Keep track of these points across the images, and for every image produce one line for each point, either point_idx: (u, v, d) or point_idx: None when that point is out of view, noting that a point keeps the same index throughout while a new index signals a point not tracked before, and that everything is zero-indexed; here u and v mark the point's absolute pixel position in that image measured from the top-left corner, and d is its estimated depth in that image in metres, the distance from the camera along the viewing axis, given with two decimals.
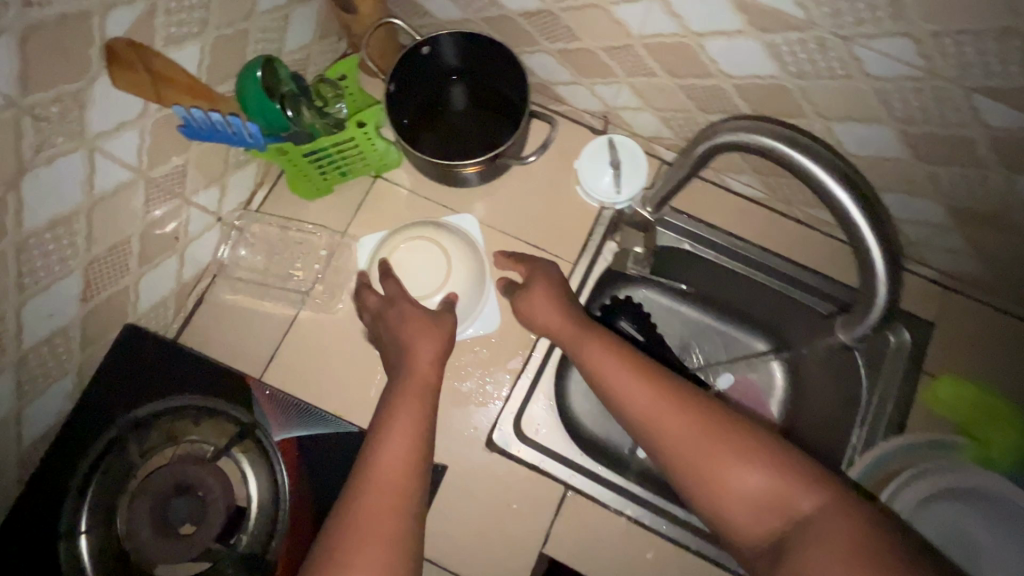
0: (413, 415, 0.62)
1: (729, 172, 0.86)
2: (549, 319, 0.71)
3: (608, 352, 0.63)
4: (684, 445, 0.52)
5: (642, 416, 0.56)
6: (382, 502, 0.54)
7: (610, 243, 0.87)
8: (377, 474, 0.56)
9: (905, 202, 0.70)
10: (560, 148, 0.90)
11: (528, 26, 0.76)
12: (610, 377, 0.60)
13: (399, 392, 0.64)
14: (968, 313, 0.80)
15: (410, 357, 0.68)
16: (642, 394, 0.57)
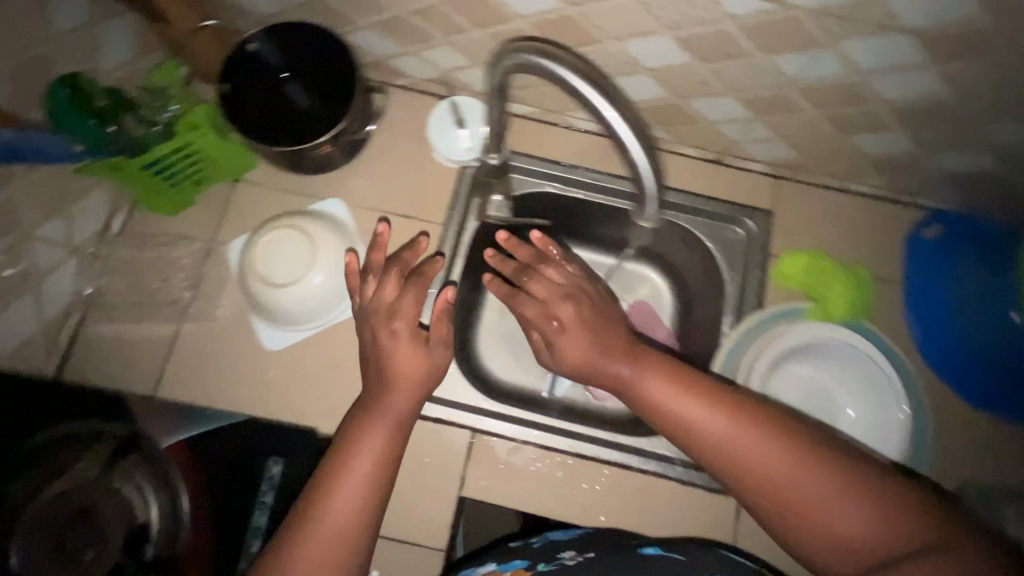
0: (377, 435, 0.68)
1: (571, 112, 0.91)
2: (579, 352, 0.71)
3: (662, 375, 0.67)
4: (784, 476, 0.59)
5: (719, 443, 0.62)
6: (344, 520, 0.64)
7: (475, 201, 0.90)
8: (340, 500, 0.64)
9: (710, 102, 0.78)
10: (410, 120, 0.94)
11: (339, 5, 0.79)
12: (676, 408, 0.65)
13: (367, 430, 0.68)
14: (799, 196, 0.92)
15: (395, 395, 0.71)
16: (717, 424, 0.62)
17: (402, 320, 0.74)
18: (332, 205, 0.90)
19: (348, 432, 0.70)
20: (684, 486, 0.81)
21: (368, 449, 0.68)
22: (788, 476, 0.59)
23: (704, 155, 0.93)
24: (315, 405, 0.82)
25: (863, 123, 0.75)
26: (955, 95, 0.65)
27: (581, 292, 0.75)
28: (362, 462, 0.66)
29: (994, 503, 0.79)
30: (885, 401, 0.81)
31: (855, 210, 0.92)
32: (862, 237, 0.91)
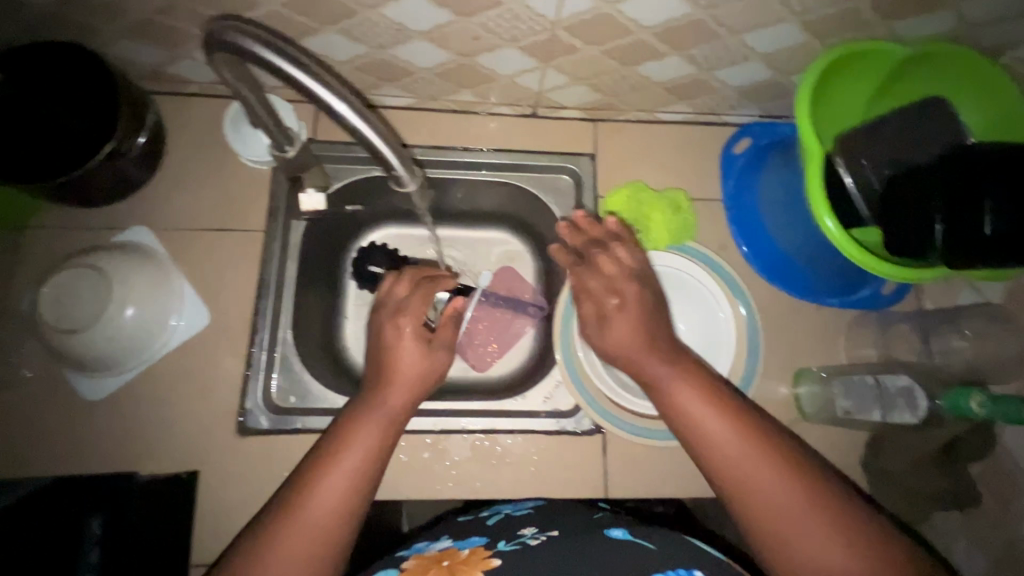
0: (362, 441, 0.65)
1: (377, 91, 0.88)
2: (625, 338, 0.72)
3: (696, 385, 0.67)
4: (785, 516, 0.58)
5: (732, 462, 0.62)
6: (311, 537, 0.59)
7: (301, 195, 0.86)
8: (309, 517, 0.60)
9: (495, 56, 0.77)
10: (208, 128, 0.88)
11: (75, 16, 0.72)
12: (700, 422, 0.65)
13: (360, 429, 0.66)
14: (618, 134, 0.94)
15: (388, 399, 0.69)
16: (730, 440, 0.62)
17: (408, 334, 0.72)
18: (134, 233, 0.83)
19: (335, 433, 0.66)
20: (551, 437, 0.83)
21: (348, 459, 0.64)
22: (787, 515, 0.58)
23: (519, 112, 0.93)
24: (155, 446, 0.77)
25: (640, 52, 0.76)
26: (701, 10, 0.68)
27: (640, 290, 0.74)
28: (349, 460, 0.64)
29: (828, 382, 0.85)
30: (713, 313, 0.86)
31: (671, 138, 0.95)
32: (680, 163, 0.95)
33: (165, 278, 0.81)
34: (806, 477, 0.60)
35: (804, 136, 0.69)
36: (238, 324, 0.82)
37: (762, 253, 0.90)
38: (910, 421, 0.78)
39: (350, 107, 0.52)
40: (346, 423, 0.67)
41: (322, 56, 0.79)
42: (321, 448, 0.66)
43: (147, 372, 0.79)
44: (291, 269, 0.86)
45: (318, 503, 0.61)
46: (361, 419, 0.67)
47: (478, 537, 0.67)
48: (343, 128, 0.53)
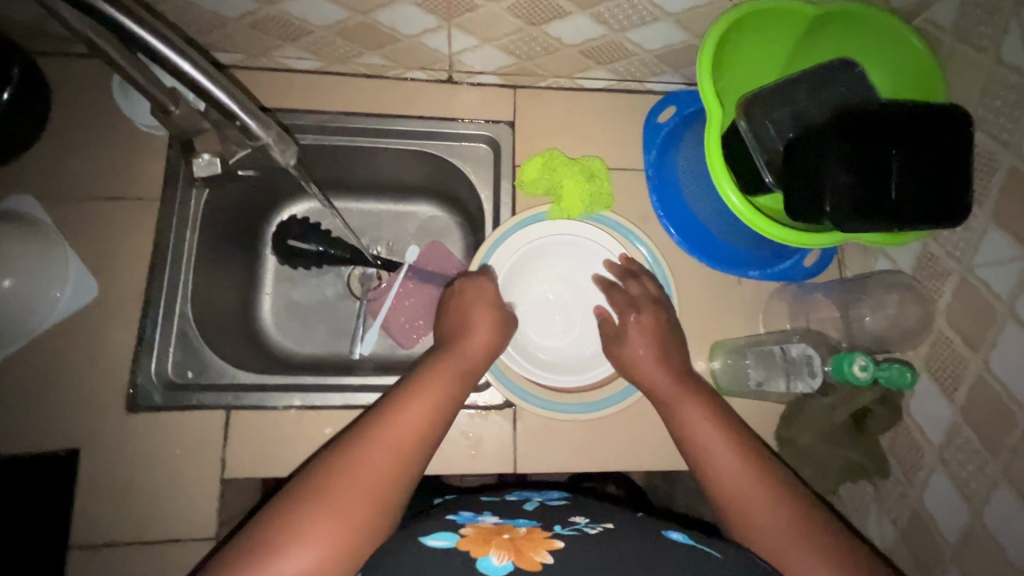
0: (441, 393, 0.66)
1: (280, 53, 0.84)
2: (637, 354, 0.74)
3: (697, 390, 0.70)
4: (768, 514, 0.59)
5: (727, 461, 0.64)
6: (392, 463, 0.58)
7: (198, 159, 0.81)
8: (393, 444, 0.59)
9: (392, 13, 0.74)
10: (99, 91, 0.83)
11: None
12: (700, 421, 0.68)
13: (440, 375, 0.67)
14: (538, 102, 0.91)
15: (466, 353, 0.71)
16: (725, 442, 0.65)
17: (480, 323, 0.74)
18: (18, 201, 0.79)
19: (411, 382, 0.67)
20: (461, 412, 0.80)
21: (427, 407, 0.64)
22: (773, 512, 0.59)
23: (435, 77, 0.89)
24: (36, 422, 0.73)
25: (544, 10, 0.73)
26: None
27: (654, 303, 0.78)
28: (428, 400, 0.64)
29: (741, 354, 0.84)
30: None
31: (593, 106, 0.92)
32: (602, 132, 0.92)
33: (50, 247, 0.77)
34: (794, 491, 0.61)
35: (703, 87, 0.67)
36: (129, 297, 0.79)
37: (679, 221, 0.88)
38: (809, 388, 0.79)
39: (201, 72, 0.54)
40: (421, 376, 0.67)
41: (211, 13, 0.74)
42: (399, 390, 0.66)
43: (28, 346, 0.75)
44: (191, 239, 0.82)
45: (401, 435, 0.60)
46: (438, 371, 0.68)
47: (529, 518, 0.61)
48: (198, 94, 0.56)
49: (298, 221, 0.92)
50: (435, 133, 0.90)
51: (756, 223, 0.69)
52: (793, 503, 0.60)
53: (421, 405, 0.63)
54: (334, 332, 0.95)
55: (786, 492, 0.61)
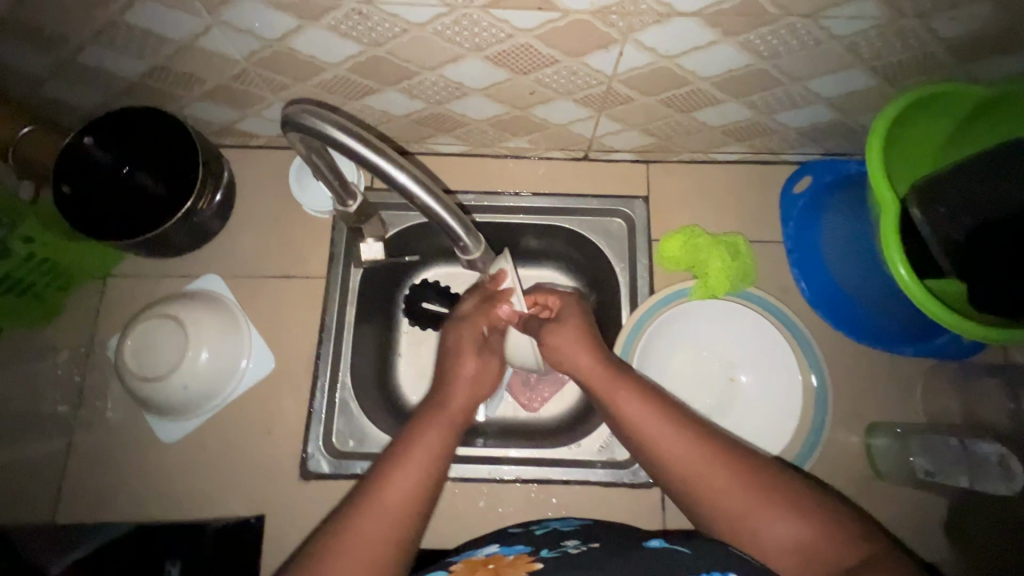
0: (432, 442, 0.65)
1: (431, 141, 0.90)
2: (580, 362, 0.70)
3: (632, 397, 0.67)
4: (741, 506, 0.59)
5: (685, 470, 0.62)
6: (388, 531, 0.59)
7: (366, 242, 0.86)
8: (384, 513, 0.59)
9: (549, 108, 0.78)
10: (274, 178, 0.92)
11: (158, 84, 0.77)
12: (653, 430, 0.64)
13: (421, 426, 0.66)
14: (671, 176, 0.93)
15: (447, 397, 0.70)
16: (676, 443, 0.63)
17: (468, 361, 0.72)
18: (206, 280, 0.88)
19: (399, 436, 0.66)
20: (606, 487, 0.82)
21: (418, 466, 0.63)
22: (748, 501, 0.59)
23: (571, 155, 0.93)
24: (225, 487, 0.81)
25: (697, 100, 0.75)
26: (764, 60, 0.66)
27: (579, 314, 0.74)
28: (419, 452, 0.63)
29: (905, 441, 0.81)
30: (774, 360, 0.83)
31: (726, 177, 0.93)
32: (738, 204, 0.92)
33: (238, 322, 0.84)
34: (762, 469, 0.61)
35: (872, 171, 0.67)
36: (301, 369, 0.85)
37: (823, 296, 0.86)
38: (1002, 492, 0.76)
39: (416, 181, 0.54)
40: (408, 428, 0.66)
41: (383, 112, 0.81)
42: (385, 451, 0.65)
43: (218, 415, 0.83)
44: (350, 313, 0.88)
45: (393, 498, 0.60)
46: (428, 418, 0.67)
47: (523, 544, 0.67)
48: (412, 204, 0.56)
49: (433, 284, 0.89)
50: (571, 209, 0.93)
51: (925, 301, 0.65)
52: (761, 484, 0.59)
53: (411, 461, 0.62)
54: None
55: (752, 476, 0.60)
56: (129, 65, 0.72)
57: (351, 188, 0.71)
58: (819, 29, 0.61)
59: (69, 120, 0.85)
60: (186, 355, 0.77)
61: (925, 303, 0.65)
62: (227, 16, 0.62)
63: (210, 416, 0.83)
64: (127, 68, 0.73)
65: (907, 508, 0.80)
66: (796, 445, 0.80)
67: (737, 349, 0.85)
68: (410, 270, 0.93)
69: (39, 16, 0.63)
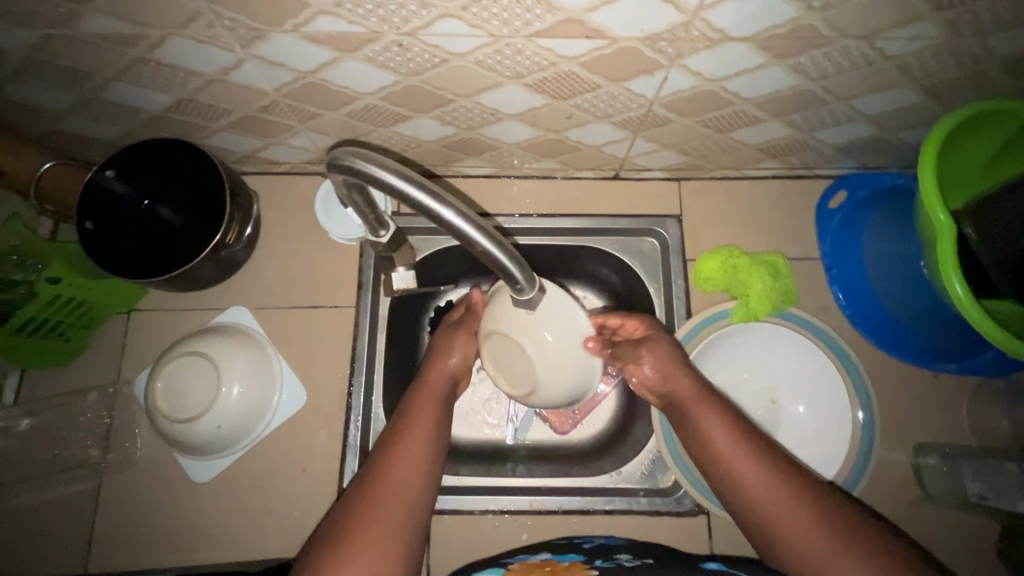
0: (427, 412, 0.68)
1: (459, 163, 0.88)
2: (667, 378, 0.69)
3: (711, 427, 0.65)
4: (811, 549, 0.57)
5: (762, 505, 0.60)
6: (401, 507, 0.61)
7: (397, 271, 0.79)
8: (391, 481, 0.62)
9: (584, 131, 0.76)
10: (299, 205, 0.90)
11: (183, 116, 0.74)
12: (731, 461, 0.63)
13: (417, 398, 0.70)
14: (703, 193, 0.91)
15: (437, 367, 0.73)
16: (754, 477, 0.61)
17: (454, 357, 0.73)
18: (233, 312, 0.86)
19: (399, 411, 0.69)
20: (652, 516, 0.81)
21: (420, 436, 0.66)
22: (821, 545, 0.56)
23: (601, 175, 0.91)
24: (261, 527, 0.79)
25: (737, 120, 0.73)
26: (811, 81, 0.65)
27: (667, 338, 0.73)
28: (420, 422, 0.67)
29: (955, 461, 0.79)
30: (817, 381, 0.82)
31: (760, 193, 0.91)
32: (772, 220, 0.90)
33: (268, 355, 0.82)
34: (847, 519, 0.58)
35: (926, 191, 0.64)
36: (333, 403, 0.83)
37: (865, 314, 0.84)
38: None
39: (468, 221, 0.48)
40: (406, 403, 0.70)
41: (413, 138, 0.79)
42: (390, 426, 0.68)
43: (249, 452, 0.81)
44: (381, 342, 0.85)
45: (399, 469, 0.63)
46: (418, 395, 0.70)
47: (577, 553, 0.68)
48: (464, 245, 0.50)
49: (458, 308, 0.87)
50: (603, 230, 0.91)
51: (984, 325, 0.61)
52: (840, 530, 0.57)
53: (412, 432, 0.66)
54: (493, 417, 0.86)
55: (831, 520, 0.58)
56: (157, 99, 0.70)
57: (385, 220, 0.64)
58: (873, 50, 0.60)
59: (92, 153, 0.83)
60: (218, 393, 0.75)
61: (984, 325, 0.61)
62: (261, 50, 0.60)
63: (243, 454, 0.81)
64: (152, 102, 0.71)
65: (962, 532, 0.78)
66: (844, 470, 0.78)
67: (778, 373, 0.83)
68: (438, 292, 0.88)
69: (70, 54, 0.61)
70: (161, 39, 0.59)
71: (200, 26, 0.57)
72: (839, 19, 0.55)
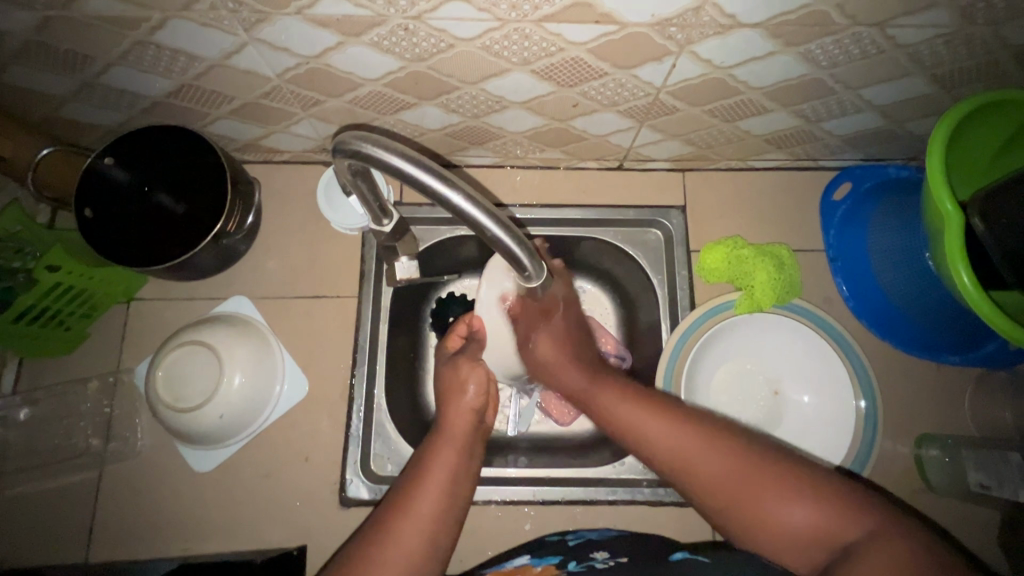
0: (444, 469, 0.65)
1: (462, 153, 0.87)
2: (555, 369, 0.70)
3: (611, 393, 0.67)
4: (731, 488, 0.57)
5: (676, 457, 0.60)
6: (417, 551, 0.60)
7: (401, 260, 0.80)
8: (401, 541, 0.59)
9: (589, 119, 0.75)
10: (300, 194, 0.89)
11: (183, 102, 0.73)
12: (638, 425, 0.63)
13: (435, 444, 0.68)
14: (708, 184, 0.91)
15: (450, 409, 0.71)
16: (660, 432, 0.62)
17: (473, 388, 0.71)
18: (235, 302, 0.85)
19: (416, 464, 0.67)
20: (655, 507, 0.81)
21: (438, 481, 0.64)
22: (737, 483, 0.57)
23: (606, 165, 0.91)
24: (262, 517, 0.78)
25: (745, 110, 0.73)
26: (821, 70, 0.64)
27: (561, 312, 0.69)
28: (438, 467, 0.65)
29: (956, 452, 0.79)
30: (821, 372, 0.82)
31: (764, 184, 0.91)
32: (777, 212, 0.90)
33: (271, 345, 0.82)
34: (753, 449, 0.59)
35: (933, 179, 0.64)
36: (336, 393, 0.83)
37: (868, 305, 0.84)
38: None
39: (477, 206, 0.48)
40: (422, 453, 0.67)
41: (417, 126, 0.78)
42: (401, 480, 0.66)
43: (251, 443, 0.81)
44: (384, 332, 0.85)
45: (406, 529, 0.60)
46: (434, 447, 0.67)
47: (553, 555, 0.67)
48: (472, 229, 0.50)
49: (459, 299, 0.86)
50: (608, 221, 0.90)
51: (992, 316, 0.61)
52: (749, 464, 0.58)
53: (425, 490, 0.63)
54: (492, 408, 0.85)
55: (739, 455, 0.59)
56: (157, 84, 0.69)
57: (389, 207, 0.63)
58: (884, 38, 0.59)
59: (91, 140, 0.82)
60: (219, 383, 0.75)
61: (987, 313, 0.61)
62: (264, 34, 0.59)
63: (244, 444, 0.80)
64: (153, 87, 0.70)
65: (963, 522, 0.78)
66: (846, 463, 0.78)
67: (781, 364, 0.83)
68: (442, 282, 0.88)
69: (70, 38, 0.60)
70: (162, 21, 0.58)
71: (202, 9, 0.56)
72: (851, 5, 0.54)
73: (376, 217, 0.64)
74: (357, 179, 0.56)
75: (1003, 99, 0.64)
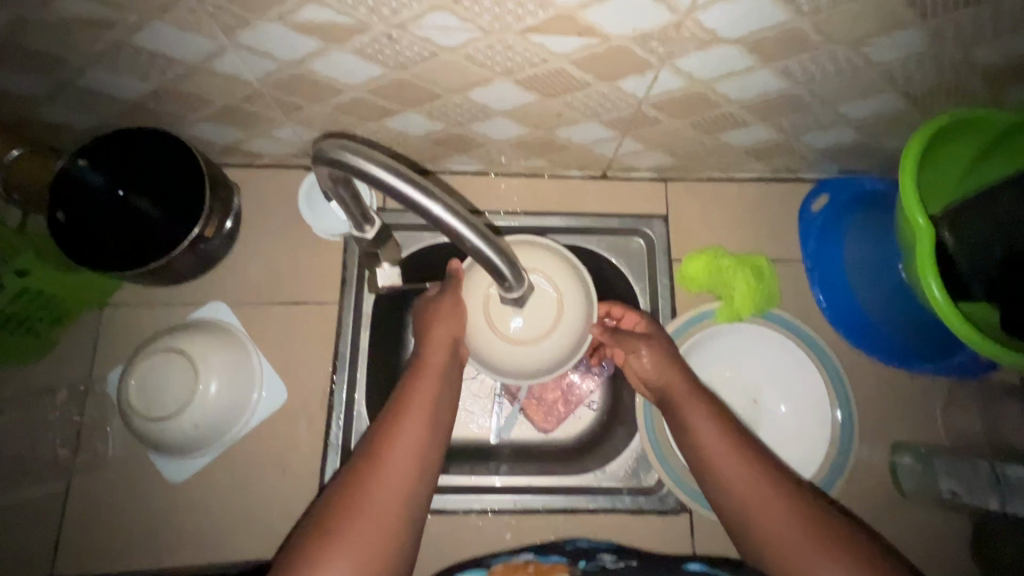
0: (422, 412, 0.64)
1: (446, 160, 0.87)
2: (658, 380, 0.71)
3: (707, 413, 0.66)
4: (780, 534, 0.58)
5: (736, 494, 0.62)
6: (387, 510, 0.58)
7: (383, 266, 0.80)
8: (393, 467, 0.60)
9: (573, 129, 0.76)
10: (281, 200, 0.88)
11: (160, 105, 0.72)
12: (714, 450, 0.64)
13: (412, 385, 0.66)
14: (689, 194, 0.92)
15: (429, 343, 0.68)
16: (736, 470, 0.62)
17: (442, 328, 0.67)
18: (213, 308, 0.84)
19: (392, 409, 0.65)
20: (636, 515, 0.81)
21: (411, 430, 0.63)
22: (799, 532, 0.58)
23: (589, 174, 0.91)
24: (237, 528, 0.77)
25: (725, 123, 0.74)
26: (798, 85, 0.65)
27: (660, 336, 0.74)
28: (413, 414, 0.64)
29: (929, 460, 0.81)
30: (799, 382, 0.83)
31: (745, 196, 0.92)
32: (756, 222, 0.91)
33: (250, 352, 0.81)
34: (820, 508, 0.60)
35: (905, 195, 0.65)
36: (315, 401, 0.82)
37: (844, 316, 0.85)
38: None
39: (456, 216, 0.49)
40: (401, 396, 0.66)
41: (400, 133, 0.77)
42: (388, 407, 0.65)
43: (226, 452, 0.79)
44: (365, 340, 0.84)
45: (396, 454, 0.61)
46: (416, 391, 0.65)
47: (560, 557, 0.67)
48: (452, 240, 0.50)
49: None
50: (592, 230, 0.90)
51: (960, 328, 0.62)
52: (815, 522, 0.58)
53: (410, 417, 0.63)
54: (474, 416, 0.86)
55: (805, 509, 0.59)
56: (134, 86, 0.68)
57: (370, 215, 0.63)
58: (859, 56, 0.60)
59: (64, 142, 0.80)
60: (195, 391, 0.73)
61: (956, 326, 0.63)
62: (244, 39, 0.59)
63: (221, 453, 0.79)
64: (129, 89, 0.69)
65: (935, 528, 0.80)
66: (822, 472, 0.80)
67: (759, 374, 0.84)
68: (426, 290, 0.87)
69: (41, 38, 0.59)
70: (139, 23, 0.57)
71: (180, 12, 0.55)
72: (827, 24, 0.55)
73: (358, 224, 0.63)
74: (337, 188, 0.56)
75: (969, 116, 0.66)
